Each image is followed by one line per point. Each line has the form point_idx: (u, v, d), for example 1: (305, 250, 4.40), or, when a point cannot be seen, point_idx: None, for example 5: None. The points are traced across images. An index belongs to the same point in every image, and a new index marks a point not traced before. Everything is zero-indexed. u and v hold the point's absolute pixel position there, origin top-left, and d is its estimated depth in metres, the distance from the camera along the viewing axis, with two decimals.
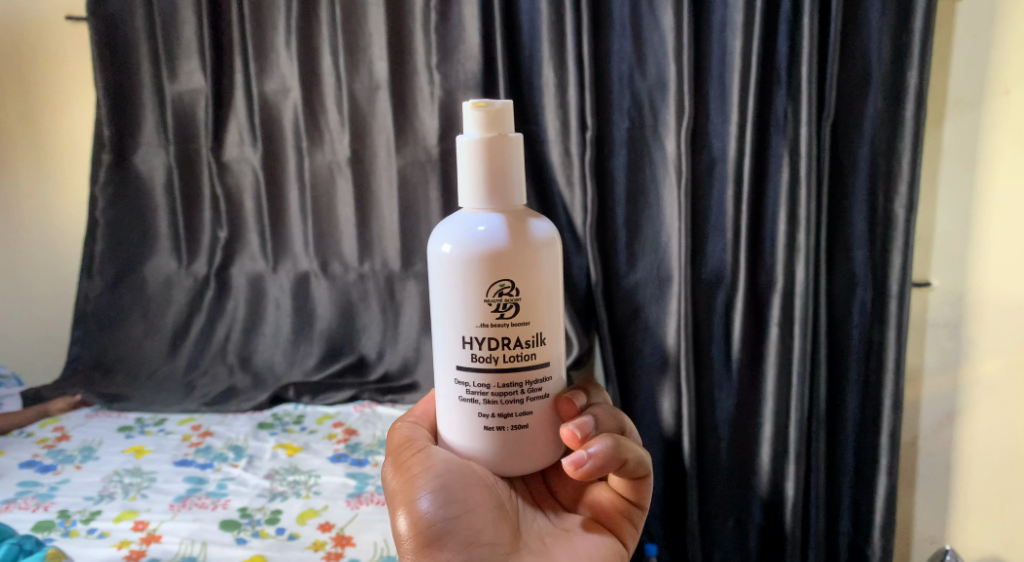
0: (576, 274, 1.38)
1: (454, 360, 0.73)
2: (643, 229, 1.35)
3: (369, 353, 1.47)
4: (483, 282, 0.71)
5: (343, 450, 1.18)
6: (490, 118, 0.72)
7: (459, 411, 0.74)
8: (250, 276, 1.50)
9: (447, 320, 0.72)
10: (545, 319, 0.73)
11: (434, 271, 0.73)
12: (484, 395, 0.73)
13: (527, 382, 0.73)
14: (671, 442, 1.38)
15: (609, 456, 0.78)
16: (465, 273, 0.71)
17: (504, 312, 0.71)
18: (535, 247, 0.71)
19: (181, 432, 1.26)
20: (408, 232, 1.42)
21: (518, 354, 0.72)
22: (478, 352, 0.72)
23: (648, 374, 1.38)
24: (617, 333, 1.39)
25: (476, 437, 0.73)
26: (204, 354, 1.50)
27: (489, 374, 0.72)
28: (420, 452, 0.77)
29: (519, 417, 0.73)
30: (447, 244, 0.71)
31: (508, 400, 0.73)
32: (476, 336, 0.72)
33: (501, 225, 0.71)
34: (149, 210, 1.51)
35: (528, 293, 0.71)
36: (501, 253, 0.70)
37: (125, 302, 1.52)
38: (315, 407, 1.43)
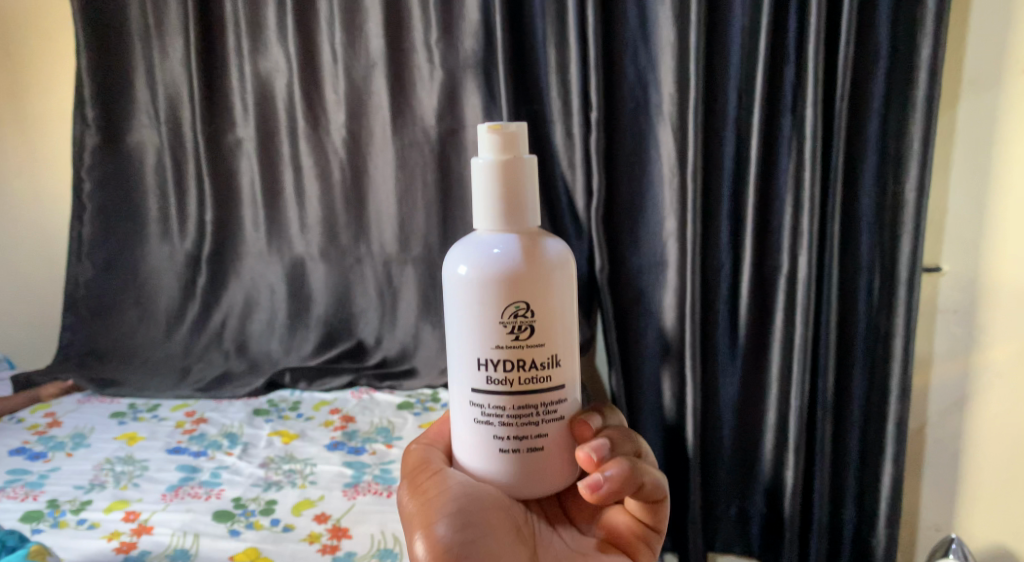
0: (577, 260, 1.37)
1: (470, 382, 0.73)
2: (645, 214, 1.33)
3: (367, 339, 1.44)
4: (499, 305, 0.71)
5: (341, 438, 1.15)
6: (504, 141, 0.71)
7: (475, 433, 0.74)
8: (246, 261, 1.47)
9: (462, 342, 0.73)
10: (560, 341, 0.73)
11: (450, 292, 0.73)
12: (499, 418, 0.73)
13: (542, 405, 0.73)
14: (671, 427, 1.37)
15: (625, 480, 0.78)
16: (479, 295, 0.71)
17: (519, 333, 0.71)
18: (551, 270, 0.71)
19: (175, 418, 1.23)
20: (405, 216, 1.39)
21: (534, 376, 0.72)
22: (492, 374, 0.72)
23: (649, 359, 1.37)
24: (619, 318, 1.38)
25: (493, 460, 0.74)
26: (199, 339, 1.47)
27: (504, 397, 0.73)
28: (436, 474, 0.77)
29: (535, 439, 0.74)
30: (462, 266, 0.72)
31: (525, 422, 0.73)
32: (490, 358, 0.72)
33: (515, 247, 0.71)
34: (137, 193, 1.48)
35: (542, 315, 0.71)
36: (517, 277, 0.70)
37: (118, 286, 1.49)
38: (312, 393, 1.34)
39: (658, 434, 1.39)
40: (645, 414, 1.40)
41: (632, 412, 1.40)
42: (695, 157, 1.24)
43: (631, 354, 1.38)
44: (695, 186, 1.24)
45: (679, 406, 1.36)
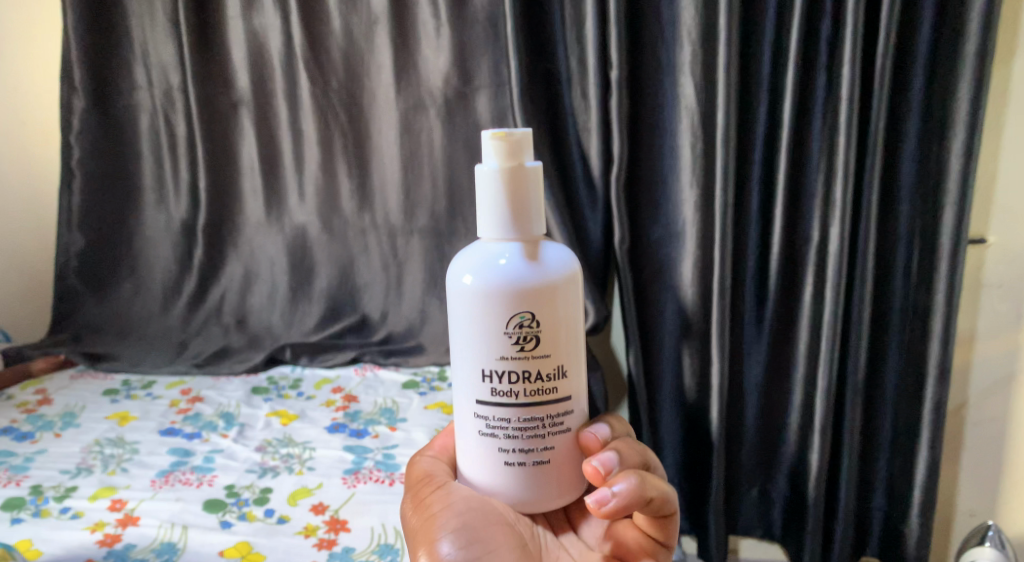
0: (592, 232, 1.29)
1: (476, 394, 0.76)
2: (667, 181, 1.26)
3: (372, 314, 1.38)
4: (505, 317, 0.73)
5: (342, 420, 1.09)
6: (509, 148, 0.73)
7: (481, 445, 0.77)
8: (245, 231, 1.41)
9: (469, 354, 0.75)
10: (565, 353, 0.76)
11: (456, 303, 0.75)
12: (505, 429, 0.76)
13: (548, 417, 0.76)
14: (690, 407, 1.33)
15: (633, 495, 0.79)
16: (486, 306, 0.73)
17: (524, 344, 0.74)
18: (555, 283, 0.74)
19: (169, 397, 1.17)
20: (410, 183, 1.33)
21: (540, 388, 0.75)
22: (498, 386, 0.75)
23: (669, 336, 1.31)
24: (639, 294, 1.32)
25: (499, 473, 0.76)
26: (197, 313, 1.41)
27: (510, 408, 0.75)
28: (439, 489, 0.80)
29: (541, 452, 0.76)
30: (469, 277, 0.74)
31: (530, 434, 0.76)
32: (496, 369, 0.75)
33: (521, 256, 0.74)
34: (130, 158, 1.42)
35: (548, 326, 0.74)
36: (523, 289, 0.73)
37: (113, 256, 1.43)
38: (313, 369, 1.27)
39: (677, 414, 1.35)
40: (664, 393, 1.34)
41: (651, 390, 1.35)
42: (728, 120, 1.15)
43: (653, 330, 1.32)
44: (727, 152, 1.16)
45: (700, 382, 1.30)
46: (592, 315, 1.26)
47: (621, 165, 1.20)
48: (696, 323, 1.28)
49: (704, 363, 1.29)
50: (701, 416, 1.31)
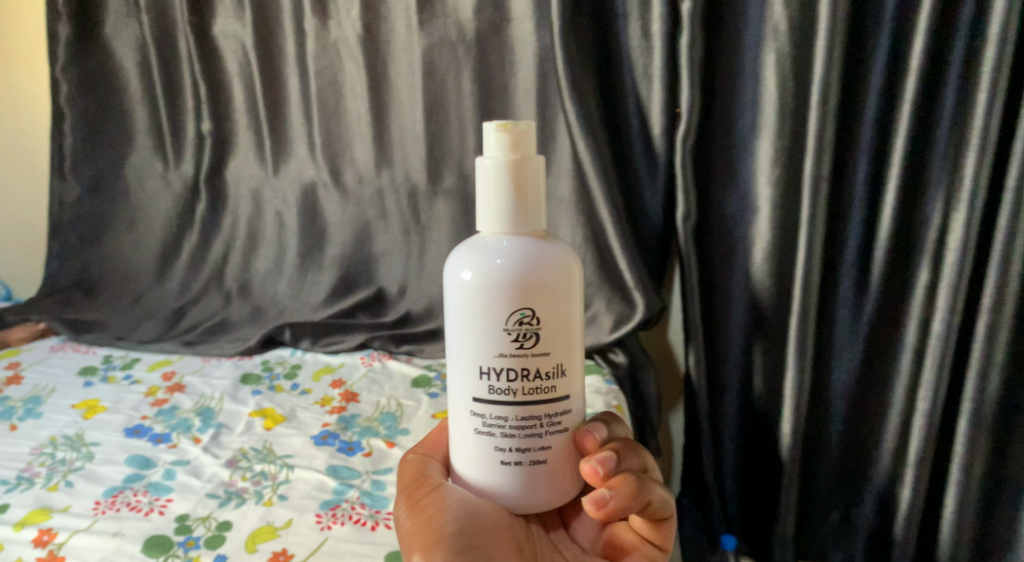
0: (648, 204, 1.07)
1: (470, 392, 0.66)
2: (746, 140, 1.01)
3: (389, 287, 1.19)
4: (506, 309, 0.64)
5: (334, 428, 0.91)
6: (514, 139, 0.64)
7: (476, 445, 0.67)
8: (249, 184, 1.23)
9: (463, 348, 0.65)
10: (566, 350, 0.66)
11: (451, 297, 0.65)
12: (501, 428, 0.66)
13: (547, 416, 0.66)
14: (754, 410, 1.10)
15: (632, 496, 0.70)
16: (483, 301, 0.64)
17: (524, 342, 0.64)
18: (560, 278, 0.64)
19: (148, 383, 1.02)
20: (435, 135, 1.12)
21: (538, 386, 0.65)
22: (494, 384, 0.65)
23: (733, 331, 1.08)
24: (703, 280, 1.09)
25: (494, 472, 0.66)
26: (197, 276, 1.26)
27: (507, 407, 0.65)
28: (435, 491, 0.70)
29: (538, 452, 0.66)
30: (466, 272, 0.64)
31: (527, 434, 0.66)
32: (494, 365, 0.65)
33: (522, 255, 0.64)
34: (121, 96, 1.25)
35: (550, 322, 0.65)
36: (528, 280, 0.63)
37: (108, 208, 1.28)
38: (315, 354, 1.09)
39: (740, 423, 1.11)
40: (725, 396, 1.11)
41: (710, 392, 1.13)
42: (828, 75, 0.91)
43: (715, 322, 1.10)
44: (823, 112, 0.92)
45: (771, 385, 1.08)
46: (644, 308, 1.03)
47: (690, 120, 0.98)
48: (771, 316, 1.04)
49: (776, 365, 1.07)
50: (771, 428, 1.08)
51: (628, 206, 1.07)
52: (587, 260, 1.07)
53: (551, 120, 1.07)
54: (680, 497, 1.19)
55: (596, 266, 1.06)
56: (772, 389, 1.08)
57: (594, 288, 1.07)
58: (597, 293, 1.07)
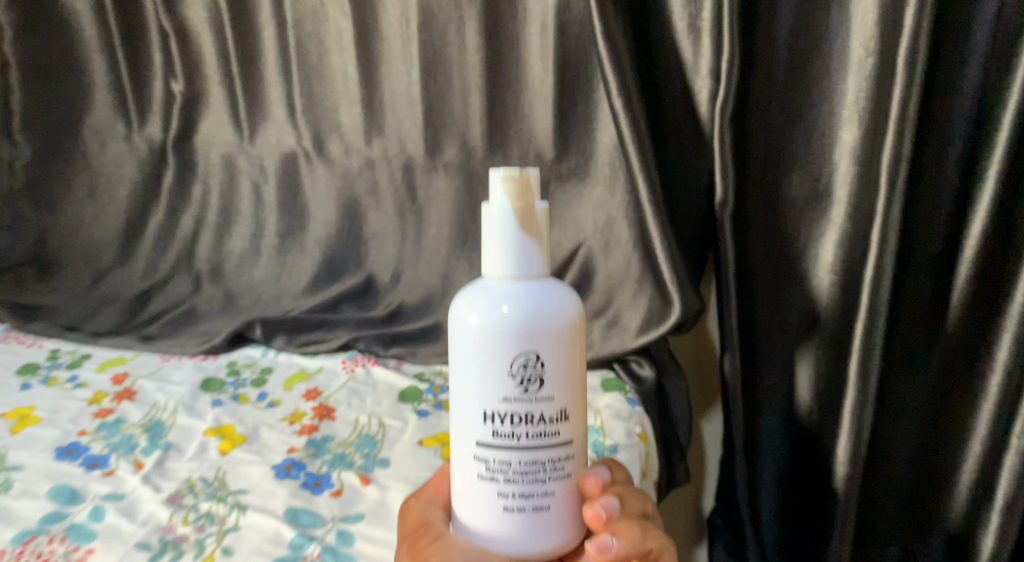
0: (686, 184, 0.89)
1: (471, 436, 0.57)
2: (811, 112, 0.83)
3: (381, 274, 1.03)
4: (513, 349, 0.55)
5: (300, 456, 0.76)
6: (521, 188, 0.55)
7: (475, 491, 0.57)
8: (221, 151, 1.07)
9: (463, 389, 0.56)
10: (575, 394, 0.57)
11: (454, 342, 0.57)
12: (503, 474, 0.56)
13: (552, 461, 0.56)
14: (804, 435, 0.92)
15: (640, 545, 0.59)
16: (486, 344, 0.55)
17: (530, 386, 0.55)
18: (570, 324, 0.56)
19: (94, 387, 0.88)
20: (434, 99, 0.95)
21: (544, 430, 0.56)
22: (497, 428, 0.56)
23: (780, 338, 0.90)
24: (742, 275, 0.90)
25: (493, 520, 0.56)
26: (166, 255, 1.11)
27: (510, 452, 0.56)
28: (437, 542, 0.58)
29: (541, 497, 0.56)
30: (469, 318, 0.56)
31: (531, 479, 0.56)
32: (498, 410, 0.56)
33: (529, 302, 0.55)
34: (74, 44, 1.09)
35: (559, 365, 0.56)
36: (537, 324, 0.55)
37: (64, 174, 1.13)
38: (290, 356, 0.94)
39: (787, 448, 0.93)
40: (767, 415, 0.93)
41: (747, 408, 0.94)
42: (917, 29, 0.74)
43: (757, 326, 0.91)
44: (907, 75, 0.75)
45: (824, 405, 0.89)
46: (679, 311, 0.83)
47: (731, 78, 0.82)
48: (829, 322, 0.86)
49: (833, 379, 0.88)
50: (822, 456, 0.90)
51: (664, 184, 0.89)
52: (612, 245, 0.90)
53: (572, 84, 0.90)
54: (711, 516, 1.01)
55: (622, 258, 0.89)
56: (828, 411, 0.89)
57: (619, 285, 0.89)
58: (624, 292, 0.89)
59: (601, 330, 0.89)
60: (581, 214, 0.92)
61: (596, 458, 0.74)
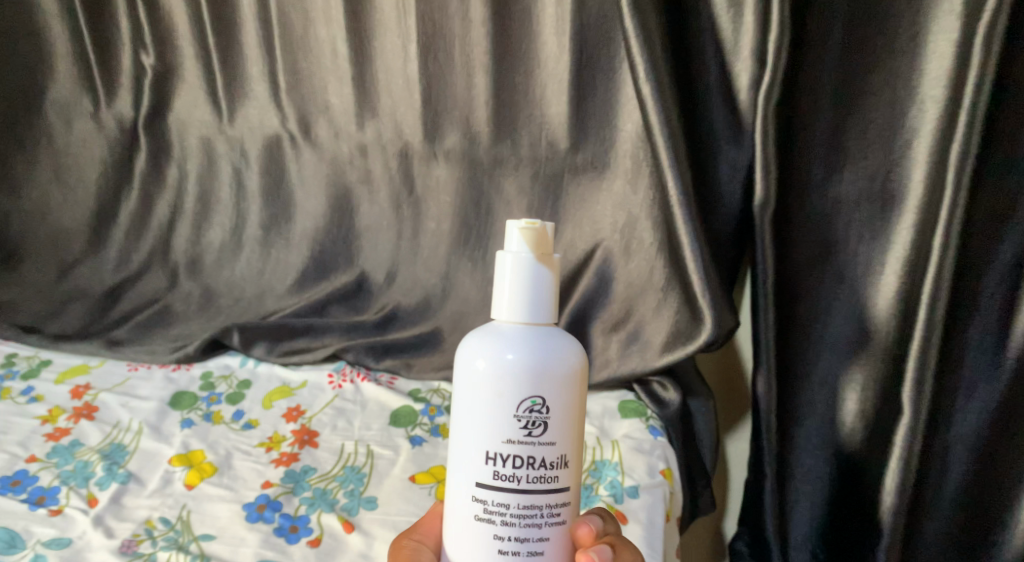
0: (722, 179, 0.77)
1: (466, 476, 0.48)
2: (871, 101, 0.73)
3: (374, 273, 0.92)
4: (522, 389, 0.47)
5: (276, 492, 0.67)
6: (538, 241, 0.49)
7: (462, 536, 0.48)
8: (198, 132, 0.97)
9: (460, 426, 0.48)
10: (580, 437, 0.49)
11: (455, 384, 0.49)
12: (498, 519, 0.48)
13: (552, 506, 0.48)
14: (848, 461, 0.80)
15: None
16: (489, 387, 0.47)
17: (534, 431, 0.47)
18: (581, 372, 0.49)
19: (50, 402, 0.78)
20: (434, 78, 0.84)
21: (547, 474, 0.48)
22: (498, 470, 0.48)
23: (822, 353, 0.80)
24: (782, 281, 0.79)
25: None
26: (137, 247, 1.01)
27: (507, 494, 0.47)
28: None
29: (536, 543, 0.48)
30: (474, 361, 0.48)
31: (527, 525, 0.47)
32: (500, 452, 0.47)
33: (537, 350, 0.48)
34: (32, 9, 0.98)
35: (567, 410, 0.48)
36: (546, 371, 0.47)
37: (24, 155, 1.02)
38: (272, 367, 0.85)
39: (827, 475, 0.82)
40: (804, 436, 0.83)
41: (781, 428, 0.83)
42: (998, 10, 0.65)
43: (796, 340, 0.81)
44: (983, 59, 0.66)
45: (873, 431, 0.78)
46: (710, 331, 0.72)
47: (780, 59, 0.71)
48: (881, 338, 0.76)
49: (885, 402, 0.77)
50: (868, 484, 0.78)
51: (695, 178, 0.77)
52: (632, 248, 0.79)
53: (591, 64, 0.79)
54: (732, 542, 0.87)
55: (644, 263, 0.78)
56: (876, 434, 0.78)
57: (641, 293, 0.78)
58: (644, 302, 0.77)
59: (619, 347, 0.78)
60: (599, 212, 0.81)
61: (614, 504, 0.65)
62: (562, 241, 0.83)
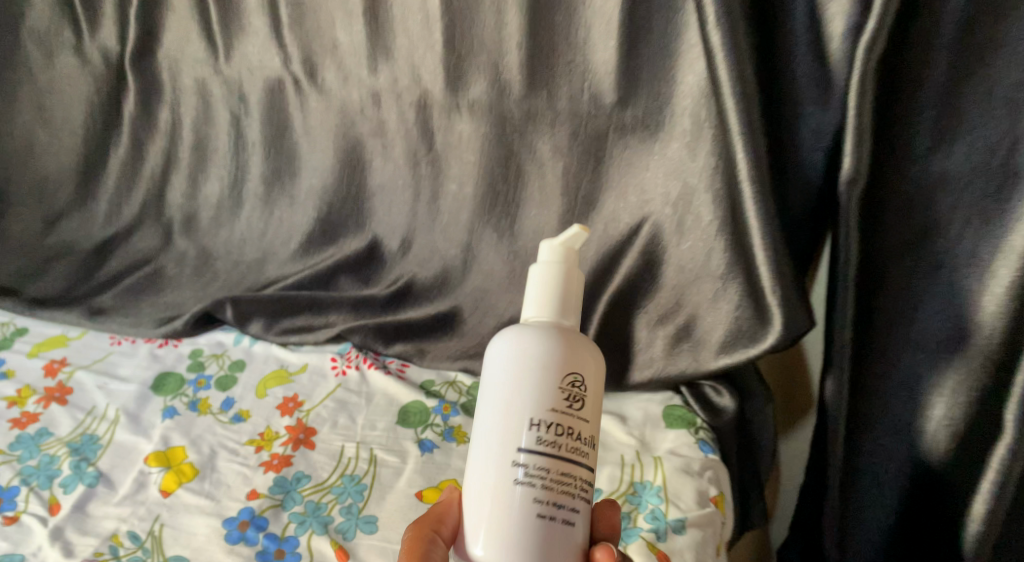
0: (800, 146, 0.64)
1: (504, 441, 0.45)
2: (1003, 49, 0.57)
3: (387, 240, 0.80)
4: (563, 364, 0.46)
5: (261, 507, 0.57)
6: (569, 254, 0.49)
7: (494, 502, 0.44)
8: (193, 72, 0.85)
9: (502, 394, 0.46)
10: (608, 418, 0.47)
11: (487, 365, 0.47)
12: (537, 483, 0.44)
13: (587, 480, 0.45)
14: (927, 479, 0.67)
15: None
16: (532, 360, 0.46)
17: (574, 404, 0.45)
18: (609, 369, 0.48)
19: (21, 380, 0.70)
20: (459, 13, 0.70)
21: (584, 447, 0.45)
22: (541, 437, 0.44)
23: (909, 354, 0.65)
24: (865, 264, 0.65)
25: (513, 535, 0.44)
26: (129, 200, 0.91)
27: (546, 460, 0.44)
28: None
29: (571, 514, 0.44)
30: (508, 346, 0.47)
31: (564, 492, 0.44)
32: (543, 418, 0.45)
33: (574, 340, 0.47)
34: None
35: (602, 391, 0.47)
36: (583, 357, 0.46)
37: (7, 93, 0.92)
38: (268, 347, 0.75)
39: (900, 494, 0.68)
40: (875, 446, 0.69)
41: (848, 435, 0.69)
42: None
43: (878, 336, 0.66)
44: None
45: (962, 444, 0.64)
46: (777, 335, 0.61)
47: None
48: (984, 343, 0.61)
49: (982, 415, 0.62)
50: (951, 505, 0.65)
51: (769, 144, 0.63)
52: (687, 225, 0.65)
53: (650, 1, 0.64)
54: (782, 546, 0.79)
55: (699, 242, 0.64)
56: (967, 449, 0.64)
57: (693, 281, 0.65)
58: (697, 292, 0.65)
59: (666, 344, 0.66)
60: (649, 179, 0.67)
61: (656, 543, 0.54)
62: (605, 211, 0.70)
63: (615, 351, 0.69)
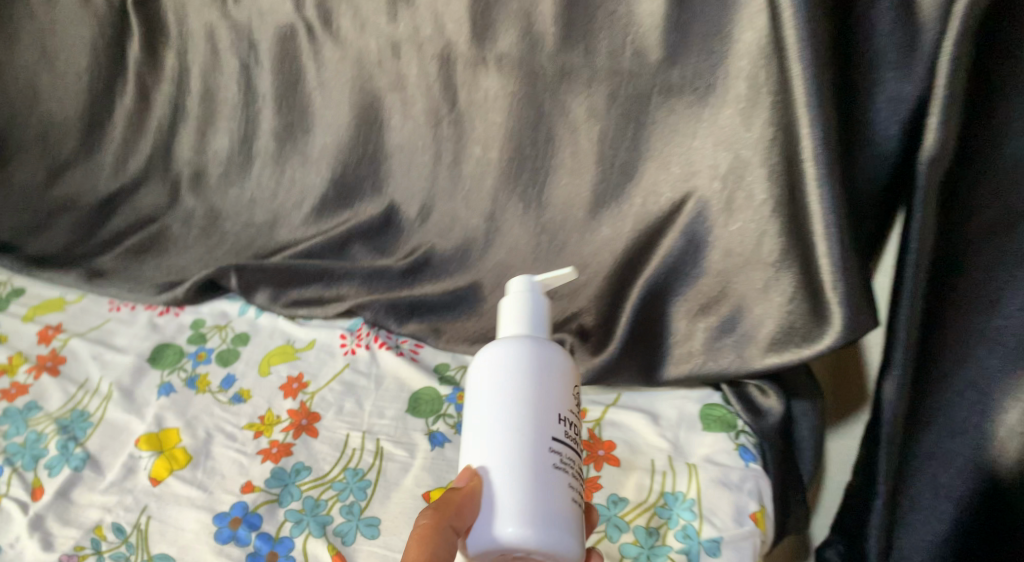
0: (881, 113, 0.54)
1: (536, 429, 0.44)
2: None
3: (404, 207, 0.73)
4: (568, 368, 0.47)
5: (255, 501, 0.53)
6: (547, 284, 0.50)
7: (530, 487, 0.42)
8: (201, 15, 0.78)
9: (528, 385, 0.45)
10: None
11: (492, 366, 0.46)
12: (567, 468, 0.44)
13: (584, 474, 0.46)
14: (995, 496, 0.55)
15: None
16: (548, 360, 0.46)
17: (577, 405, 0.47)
18: None
19: (15, 346, 0.67)
20: None
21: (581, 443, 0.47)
22: (568, 429, 0.45)
23: (988, 350, 0.53)
24: (943, 239, 0.54)
25: (552, 519, 0.42)
26: (134, 152, 0.85)
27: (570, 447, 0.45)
28: None
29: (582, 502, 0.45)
30: (510, 348, 0.46)
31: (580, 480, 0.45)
32: (564, 411, 0.45)
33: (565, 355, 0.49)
34: None
35: None
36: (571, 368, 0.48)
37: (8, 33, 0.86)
38: (275, 321, 0.70)
39: (961, 507, 0.57)
40: (936, 451, 0.57)
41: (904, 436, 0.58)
42: None
43: (952, 323, 0.55)
44: None
45: None
46: (835, 337, 0.53)
47: None
48: None
49: None
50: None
51: (844, 113, 0.54)
52: (736, 203, 0.56)
53: None
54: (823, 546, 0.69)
55: (749, 224, 0.55)
56: None
57: (741, 267, 0.56)
58: (746, 281, 0.56)
59: (706, 337, 0.59)
60: (695, 147, 0.57)
61: None
62: (646, 183, 0.60)
63: (649, 342, 0.62)
